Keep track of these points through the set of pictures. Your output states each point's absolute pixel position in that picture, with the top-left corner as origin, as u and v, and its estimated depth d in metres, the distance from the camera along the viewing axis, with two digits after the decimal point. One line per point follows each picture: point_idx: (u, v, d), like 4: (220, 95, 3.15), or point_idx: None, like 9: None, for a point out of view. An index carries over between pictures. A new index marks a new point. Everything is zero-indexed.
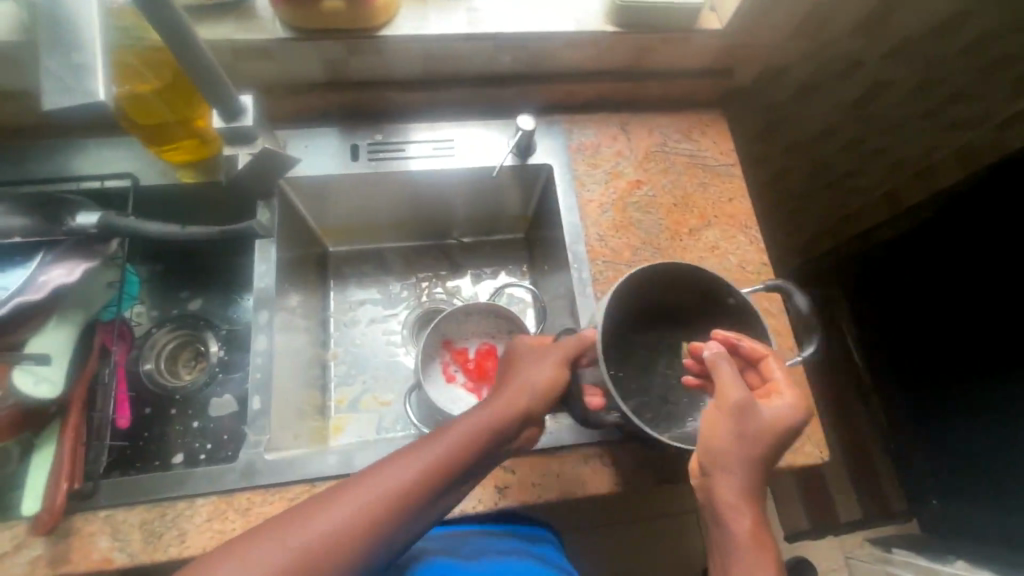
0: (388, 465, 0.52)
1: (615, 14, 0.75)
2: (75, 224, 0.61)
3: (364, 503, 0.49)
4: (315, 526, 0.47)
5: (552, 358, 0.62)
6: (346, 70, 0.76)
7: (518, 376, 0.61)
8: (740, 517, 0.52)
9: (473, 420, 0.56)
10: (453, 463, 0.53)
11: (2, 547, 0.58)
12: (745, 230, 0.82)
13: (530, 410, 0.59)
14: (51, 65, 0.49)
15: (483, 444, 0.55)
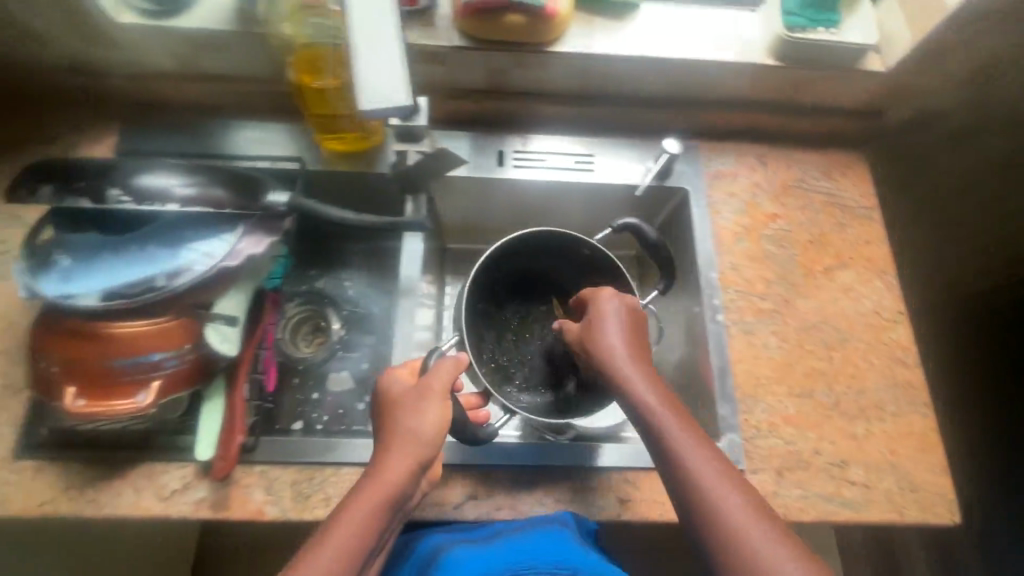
0: (341, 517, 0.54)
1: (778, 48, 0.76)
2: (269, 202, 0.65)
3: (325, 560, 0.51)
4: (305, 568, 0.50)
5: (435, 395, 0.59)
6: (508, 80, 0.80)
7: (403, 414, 0.59)
8: (719, 483, 0.51)
9: (398, 465, 0.56)
10: (383, 505, 0.54)
11: (174, 485, 0.64)
12: (881, 275, 0.81)
13: (425, 447, 0.58)
14: (363, 71, 0.48)
15: (411, 479, 0.56)
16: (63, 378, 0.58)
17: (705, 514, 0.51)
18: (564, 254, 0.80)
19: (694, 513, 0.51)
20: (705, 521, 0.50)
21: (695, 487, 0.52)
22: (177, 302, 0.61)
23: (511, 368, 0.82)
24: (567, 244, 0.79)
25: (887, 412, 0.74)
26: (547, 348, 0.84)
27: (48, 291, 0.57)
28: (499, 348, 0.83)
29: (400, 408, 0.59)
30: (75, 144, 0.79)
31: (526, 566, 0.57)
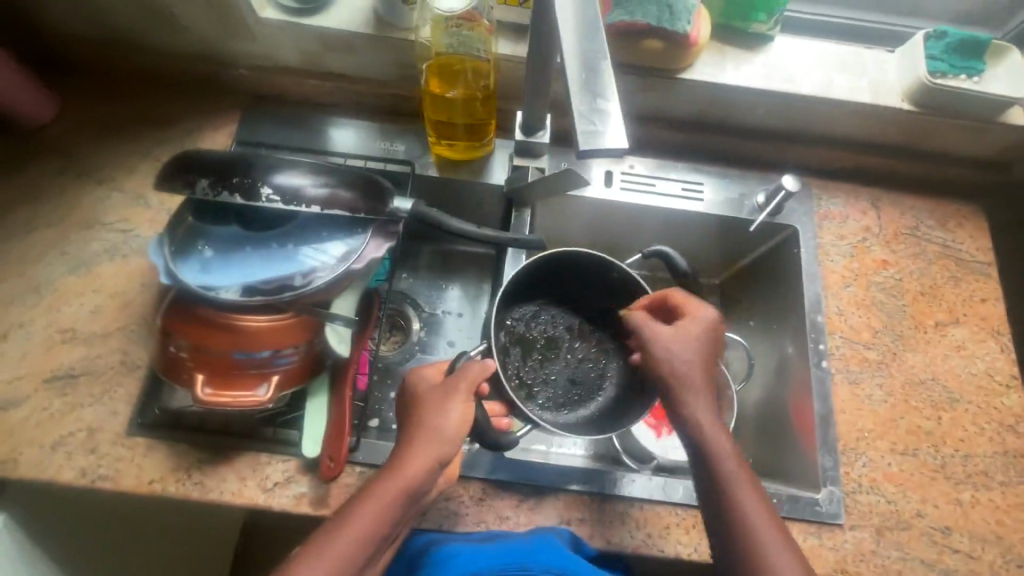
0: (359, 508, 0.55)
1: (915, 91, 0.74)
2: (394, 209, 0.66)
3: (346, 547, 0.53)
4: (327, 554, 0.53)
5: (460, 395, 0.60)
6: (627, 101, 0.80)
7: (430, 413, 0.59)
8: (758, 511, 0.53)
9: (417, 461, 0.57)
10: (401, 498, 0.56)
11: (275, 477, 0.65)
12: (996, 336, 0.78)
13: (448, 449, 0.58)
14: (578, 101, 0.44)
15: (431, 475, 0.57)
16: (193, 364, 0.60)
17: (740, 536, 0.52)
18: (592, 273, 0.74)
19: (730, 531, 0.53)
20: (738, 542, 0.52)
21: (733, 509, 0.53)
22: (302, 300, 0.62)
23: (536, 387, 0.75)
24: (593, 262, 0.72)
25: (995, 480, 0.71)
26: (575, 367, 0.77)
27: (189, 279, 0.59)
28: (520, 364, 0.75)
29: (425, 407, 0.59)
30: (195, 130, 0.81)
31: (521, 567, 0.58)
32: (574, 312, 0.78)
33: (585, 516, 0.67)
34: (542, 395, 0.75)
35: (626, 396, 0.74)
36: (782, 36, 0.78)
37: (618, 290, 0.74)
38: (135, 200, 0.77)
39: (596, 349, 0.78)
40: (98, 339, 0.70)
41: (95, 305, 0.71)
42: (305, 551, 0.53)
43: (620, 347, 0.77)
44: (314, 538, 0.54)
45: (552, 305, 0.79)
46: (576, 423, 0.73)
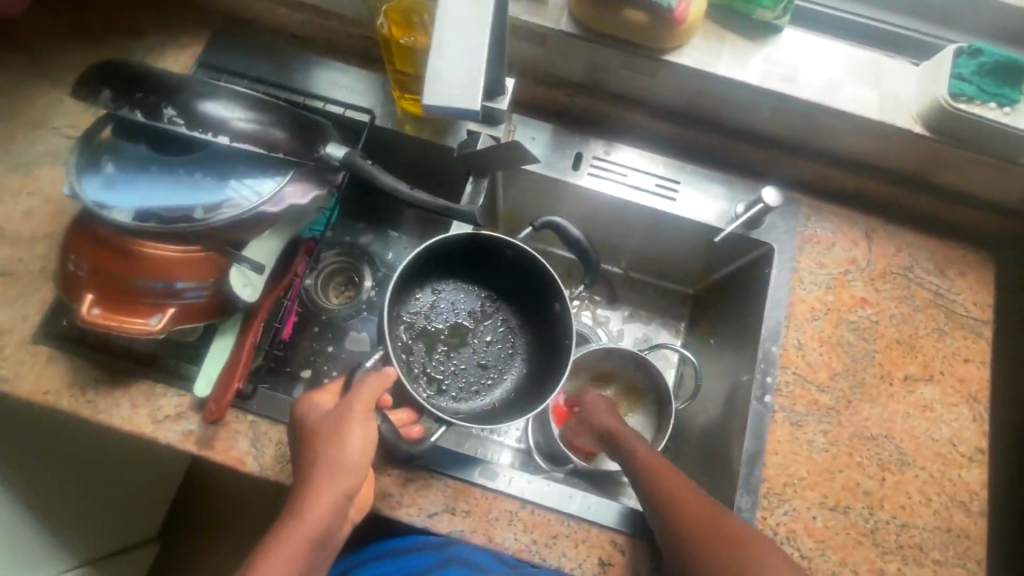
0: (268, 552, 0.52)
1: (930, 114, 0.65)
2: (324, 154, 0.61)
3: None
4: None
5: (357, 417, 0.56)
6: (607, 77, 0.73)
7: (328, 444, 0.55)
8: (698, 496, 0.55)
9: (321, 496, 0.54)
10: (310, 538, 0.53)
11: (167, 410, 0.64)
12: (970, 403, 0.70)
13: (353, 479, 0.55)
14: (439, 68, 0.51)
15: (332, 516, 0.54)
16: (85, 283, 0.57)
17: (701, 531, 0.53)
18: (489, 250, 0.71)
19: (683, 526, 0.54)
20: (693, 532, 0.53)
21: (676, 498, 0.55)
22: (210, 234, 0.60)
23: (445, 380, 0.72)
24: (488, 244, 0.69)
25: (929, 557, 0.64)
26: (483, 349, 0.75)
27: (89, 195, 0.57)
28: (426, 358, 0.73)
29: (320, 435, 0.56)
30: (159, 44, 0.78)
31: None
32: (478, 290, 0.75)
33: (471, 510, 0.63)
34: (453, 387, 0.72)
35: (537, 375, 0.72)
36: (794, 31, 0.69)
37: (520, 267, 0.71)
38: (87, 108, 0.75)
39: (500, 326, 0.75)
40: (23, 242, 0.69)
41: (27, 207, 0.70)
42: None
43: (523, 321, 0.75)
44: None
45: (451, 288, 0.75)
46: (493, 407, 0.72)
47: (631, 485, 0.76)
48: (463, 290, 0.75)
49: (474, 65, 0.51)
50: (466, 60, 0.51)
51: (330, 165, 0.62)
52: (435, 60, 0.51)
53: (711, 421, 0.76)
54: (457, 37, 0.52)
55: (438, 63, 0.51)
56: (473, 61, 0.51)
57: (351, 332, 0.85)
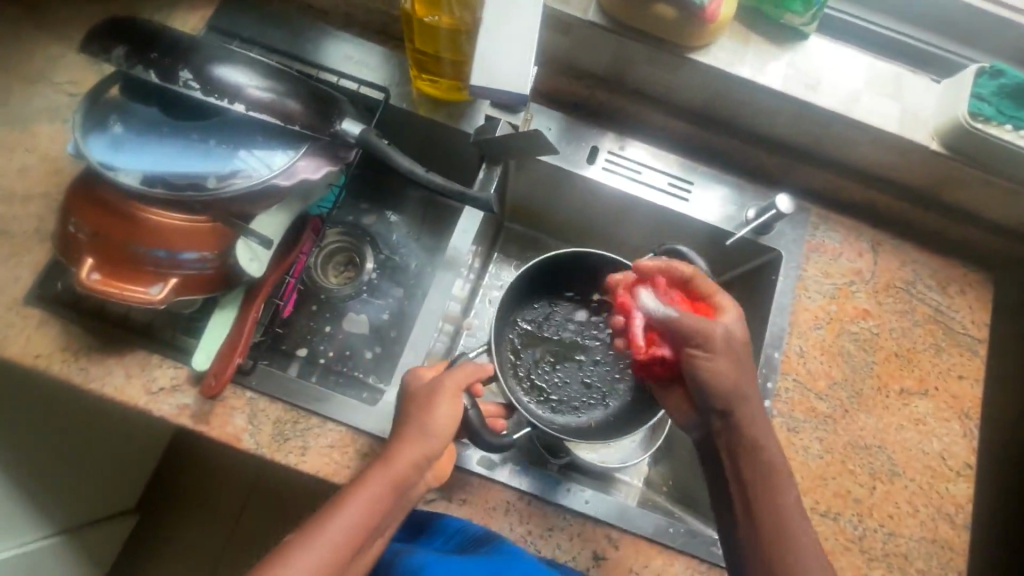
0: (346, 502, 0.50)
1: (949, 132, 0.65)
2: (340, 130, 0.59)
3: (332, 541, 0.48)
4: (306, 552, 0.47)
5: (448, 390, 0.56)
6: (630, 71, 0.72)
7: (425, 411, 0.54)
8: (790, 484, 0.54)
9: (406, 455, 0.53)
10: (386, 494, 0.51)
11: (163, 381, 0.63)
12: (962, 419, 0.71)
13: (434, 449, 0.54)
14: (490, 55, 0.59)
15: (412, 478, 0.53)
16: (86, 247, 0.55)
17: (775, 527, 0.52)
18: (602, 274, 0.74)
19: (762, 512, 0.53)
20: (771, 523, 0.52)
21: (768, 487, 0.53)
22: (218, 205, 0.58)
23: (548, 390, 0.76)
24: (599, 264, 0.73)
25: (912, 566, 0.66)
26: (589, 369, 0.77)
27: (95, 155, 0.55)
28: (534, 365, 0.77)
29: (416, 401, 0.56)
30: (169, 5, 0.75)
31: None
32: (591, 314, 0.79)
33: (468, 498, 0.63)
34: (554, 397, 0.76)
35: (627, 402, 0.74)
36: (821, 39, 0.69)
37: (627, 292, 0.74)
38: (89, 64, 0.72)
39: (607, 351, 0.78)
40: (18, 200, 0.66)
41: (23, 164, 0.67)
42: (282, 550, 0.48)
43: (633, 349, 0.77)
44: (296, 533, 0.49)
45: (571, 307, 0.79)
46: (587, 425, 0.74)
47: (621, 480, 0.78)
48: (579, 310, 0.79)
49: (522, 55, 0.59)
50: (516, 48, 0.59)
51: (345, 141, 0.61)
52: (487, 49, 0.58)
53: None
54: (509, 24, 0.59)
55: (489, 47, 0.59)
56: (522, 50, 0.59)
57: (349, 313, 0.84)
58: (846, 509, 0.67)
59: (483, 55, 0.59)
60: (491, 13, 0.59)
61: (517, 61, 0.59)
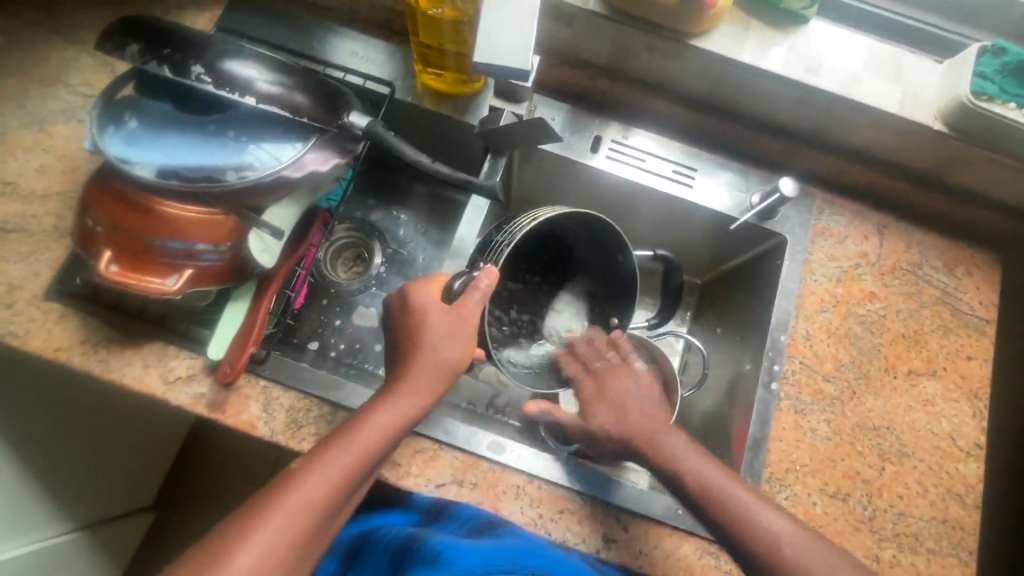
0: (350, 438, 0.54)
1: (951, 111, 0.65)
2: (347, 122, 0.60)
3: (339, 468, 0.52)
4: (312, 476, 0.51)
5: (462, 326, 0.59)
6: (631, 61, 0.73)
7: (433, 347, 0.59)
8: (761, 506, 0.56)
9: (415, 393, 0.57)
10: (391, 429, 0.55)
11: (179, 372, 0.64)
12: (970, 399, 0.71)
13: (443, 384, 0.59)
14: (490, 30, 0.58)
15: (415, 417, 0.57)
16: (102, 240, 0.56)
17: (743, 527, 0.55)
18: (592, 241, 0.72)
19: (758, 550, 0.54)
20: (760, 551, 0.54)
21: (740, 516, 0.56)
22: (230, 197, 0.60)
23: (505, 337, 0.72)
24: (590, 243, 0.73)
25: (923, 546, 0.66)
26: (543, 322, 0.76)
27: (111, 150, 0.57)
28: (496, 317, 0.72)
29: (421, 333, 0.59)
30: (178, 5, 0.76)
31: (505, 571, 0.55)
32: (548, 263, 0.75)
33: (478, 482, 0.64)
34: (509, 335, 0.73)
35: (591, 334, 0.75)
36: (820, 23, 0.70)
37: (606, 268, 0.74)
38: (105, 66, 0.74)
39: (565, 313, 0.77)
40: (36, 198, 0.68)
41: (42, 164, 0.69)
42: (289, 475, 0.51)
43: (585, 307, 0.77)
44: (303, 460, 0.52)
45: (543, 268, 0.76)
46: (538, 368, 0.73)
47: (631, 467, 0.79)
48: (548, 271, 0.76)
49: (524, 31, 0.59)
50: (516, 29, 0.58)
51: (354, 134, 0.62)
52: (487, 24, 0.58)
53: (714, 408, 0.77)
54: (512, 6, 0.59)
55: (491, 25, 0.58)
56: (525, 28, 0.59)
57: (359, 306, 0.85)
58: (855, 489, 0.67)
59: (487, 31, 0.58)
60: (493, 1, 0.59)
61: (518, 40, 0.58)
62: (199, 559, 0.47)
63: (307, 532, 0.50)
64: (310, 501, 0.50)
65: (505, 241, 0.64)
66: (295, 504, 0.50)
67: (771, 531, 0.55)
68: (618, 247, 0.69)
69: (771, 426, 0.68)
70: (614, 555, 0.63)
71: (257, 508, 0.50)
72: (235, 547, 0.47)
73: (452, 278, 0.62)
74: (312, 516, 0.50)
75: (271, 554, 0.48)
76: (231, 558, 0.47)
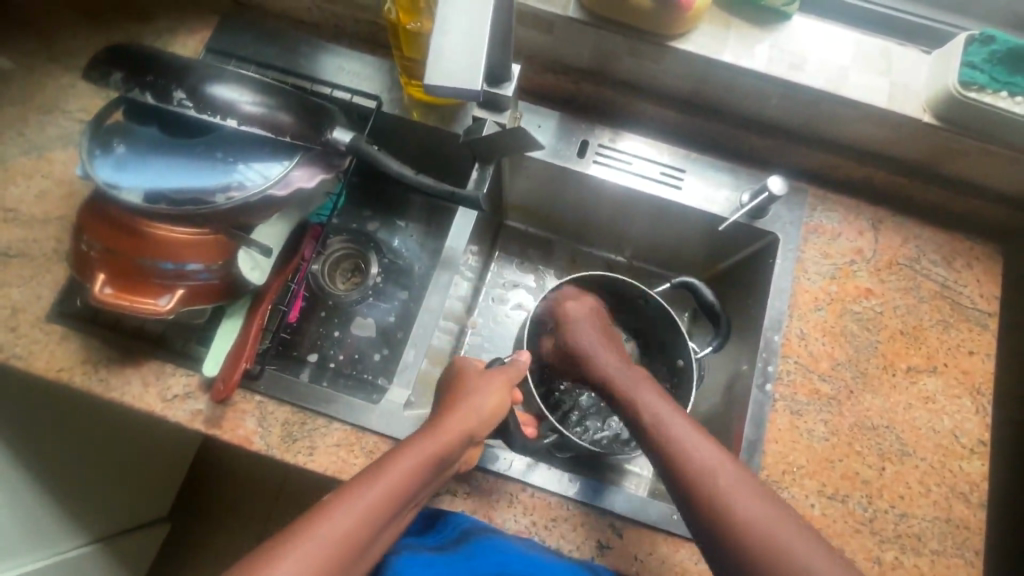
0: (386, 468, 0.51)
1: (940, 102, 0.64)
2: (331, 138, 0.61)
3: (376, 497, 0.49)
4: (344, 509, 0.47)
5: (497, 384, 0.63)
6: (614, 65, 0.73)
7: (475, 396, 0.60)
8: (735, 476, 0.53)
9: (455, 433, 0.56)
10: (425, 467, 0.53)
11: (176, 390, 0.66)
12: (973, 394, 0.70)
13: (477, 431, 0.59)
14: (438, 49, 0.52)
15: (448, 459, 0.55)
16: (96, 263, 0.58)
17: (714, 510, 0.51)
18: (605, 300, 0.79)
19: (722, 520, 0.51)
20: (730, 525, 0.50)
21: (717, 495, 0.52)
22: (219, 217, 0.61)
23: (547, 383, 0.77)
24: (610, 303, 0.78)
25: (927, 547, 0.65)
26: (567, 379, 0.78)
27: (100, 176, 0.58)
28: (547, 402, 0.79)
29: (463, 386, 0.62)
30: (169, 29, 0.78)
31: None
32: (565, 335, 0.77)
33: (472, 491, 0.64)
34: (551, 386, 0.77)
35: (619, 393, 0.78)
36: (803, 19, 0.69)
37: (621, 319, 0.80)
38: (100, 92, 0.76)
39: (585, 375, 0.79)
40: (36, 223, 0.70)
41: (41, 189, 0.71)
42: (322, 505, 0.47)
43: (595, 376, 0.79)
44: (336, 492, 0.49)
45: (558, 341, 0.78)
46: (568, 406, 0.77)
47: (632, 471, 0.78)
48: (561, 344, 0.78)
49: (475, 47, 0.52)
50: (467, 46, 0.52)
51: (338, 150, 0.63)
52: (435, 41, 0.52)
53: (711, 411, 0.77)
54: (461, 20, 0.53)
55: (440, 42, 0.52)
56: (476, 42, 0.52)
57: (356, 317, 0.85)
58: (854, 489, 0.66)
59: (435, 50, 0.52)
60: (440, 16, 0.53)
61: (470, 55, 0.52)
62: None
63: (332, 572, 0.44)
64: (339, 538, 0.45)
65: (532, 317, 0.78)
66: (328, 537, 0.45)
67: (748, 519, 0.50)
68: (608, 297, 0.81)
69: (767, 428, 0.68)
70: (609, 562, 0.63)
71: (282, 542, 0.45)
72: None
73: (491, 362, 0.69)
74: (341, 554, 0.45)
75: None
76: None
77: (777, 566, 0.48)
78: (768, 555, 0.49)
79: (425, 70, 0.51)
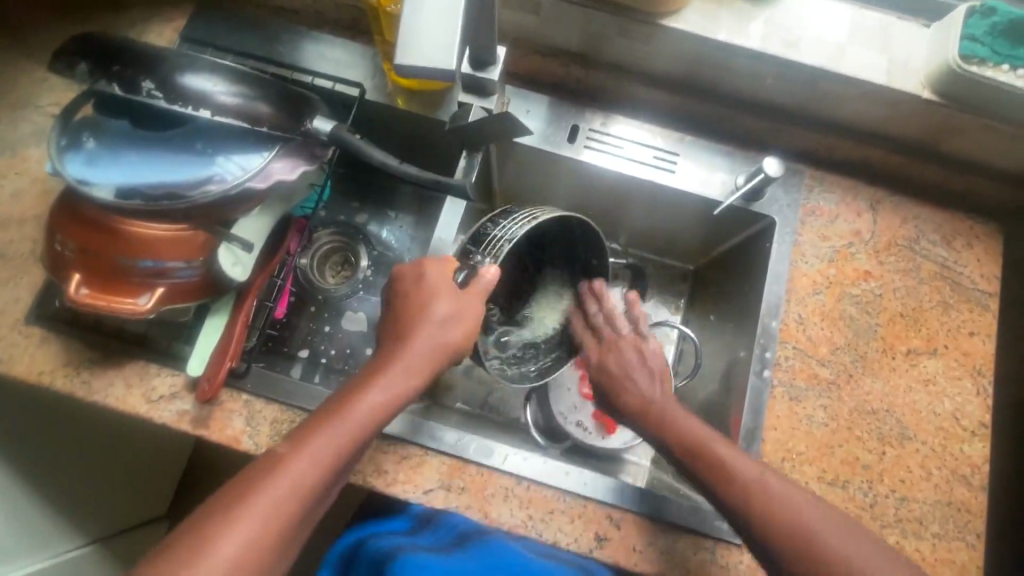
0: (336, 420, 0.53)
1: (940, 78, 0.63)
2: (312, 128, 0.59)
3: (326, 451, 0.51)
4: (296, 464, 0.50)
5: (459, 320, 0.59)
6: (603, 46, 0.71)
7: (423, 332, 0.58)
8: (735, 455, 0.56)
9: (401, 380, 0.57)
10: (378, 415, 0.55)
11: (161, 391, 0.64)
12: (974, 376, 0.69)
13: (431, 372, 0.58)
14: (411, 29, 0.50)
15: (401, 404, 0.57)
16: (71, 264, 0.56)
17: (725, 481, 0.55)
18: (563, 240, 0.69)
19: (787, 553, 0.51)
20: (757, 516, 0.52)
21: (718, 470, 0.55)
22: (198, 212, 0.59)
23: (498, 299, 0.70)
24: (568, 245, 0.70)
25: (928, 531, 0.64)
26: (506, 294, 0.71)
27: (70, 172, 0.56)
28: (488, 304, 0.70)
29: (409, 322, 0.59)
30: (141, 19, 0.76)
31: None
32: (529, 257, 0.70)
33: (466, 486, 0.63)
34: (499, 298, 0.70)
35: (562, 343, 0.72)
36: None
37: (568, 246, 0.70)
38: (73, 85, 0.73)
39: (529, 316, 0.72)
40: (12, 223, 0.68)
41: (15, 188, 0.69)
42: (276, 458, 0.51)
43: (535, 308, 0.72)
44: (288, 444, 0.52)
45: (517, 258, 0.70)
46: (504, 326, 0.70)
47: (629, 460, 0.77)
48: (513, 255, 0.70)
49: (450, 29, 0.50)
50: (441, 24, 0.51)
51: (320, 140, 0.61)
52: (407, 21, 0.50)
53: (709, 398, 0.76)
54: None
55: (412, 23, 0.50)
56: (450, 24, 0.50)
57: (347, 311, 0.83)
58: (855, 473, 0.65)
59: (406, 28, 0.50)
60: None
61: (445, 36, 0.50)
62: (171, 544, 0.47)
63: (292, 517, 0.49)
64: (296, 489, 0.49)
65: (504, 236, 0.61)
66: (280, 490, 0.49)
67: (757, 486, 0.54)
68: (596, 250, 0.69)
69: (766, 415, 0.67)
70: (607, 554, 0.62)
71: (240, 495, 0.49)
72: (215, 538, 0.46)
73: (457, 269, 0.61)
74: (298, 504, 0.49)
75: (259, 540, 0.47)
76: (211, 545, 0.46)
77: (795, 537, 0.51)
78: (794, 527, 0.51)
79: (397, 50, 0.49)
